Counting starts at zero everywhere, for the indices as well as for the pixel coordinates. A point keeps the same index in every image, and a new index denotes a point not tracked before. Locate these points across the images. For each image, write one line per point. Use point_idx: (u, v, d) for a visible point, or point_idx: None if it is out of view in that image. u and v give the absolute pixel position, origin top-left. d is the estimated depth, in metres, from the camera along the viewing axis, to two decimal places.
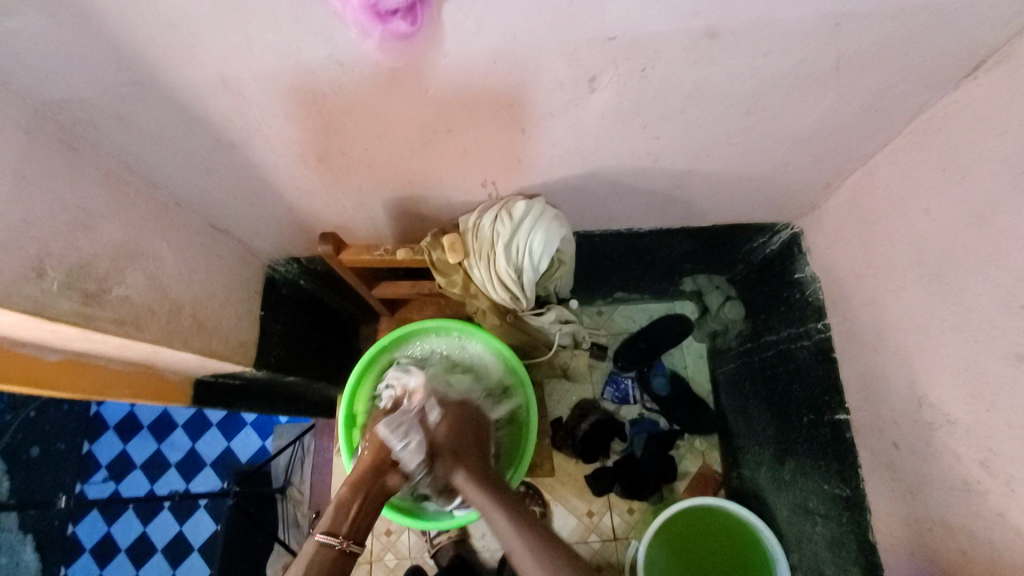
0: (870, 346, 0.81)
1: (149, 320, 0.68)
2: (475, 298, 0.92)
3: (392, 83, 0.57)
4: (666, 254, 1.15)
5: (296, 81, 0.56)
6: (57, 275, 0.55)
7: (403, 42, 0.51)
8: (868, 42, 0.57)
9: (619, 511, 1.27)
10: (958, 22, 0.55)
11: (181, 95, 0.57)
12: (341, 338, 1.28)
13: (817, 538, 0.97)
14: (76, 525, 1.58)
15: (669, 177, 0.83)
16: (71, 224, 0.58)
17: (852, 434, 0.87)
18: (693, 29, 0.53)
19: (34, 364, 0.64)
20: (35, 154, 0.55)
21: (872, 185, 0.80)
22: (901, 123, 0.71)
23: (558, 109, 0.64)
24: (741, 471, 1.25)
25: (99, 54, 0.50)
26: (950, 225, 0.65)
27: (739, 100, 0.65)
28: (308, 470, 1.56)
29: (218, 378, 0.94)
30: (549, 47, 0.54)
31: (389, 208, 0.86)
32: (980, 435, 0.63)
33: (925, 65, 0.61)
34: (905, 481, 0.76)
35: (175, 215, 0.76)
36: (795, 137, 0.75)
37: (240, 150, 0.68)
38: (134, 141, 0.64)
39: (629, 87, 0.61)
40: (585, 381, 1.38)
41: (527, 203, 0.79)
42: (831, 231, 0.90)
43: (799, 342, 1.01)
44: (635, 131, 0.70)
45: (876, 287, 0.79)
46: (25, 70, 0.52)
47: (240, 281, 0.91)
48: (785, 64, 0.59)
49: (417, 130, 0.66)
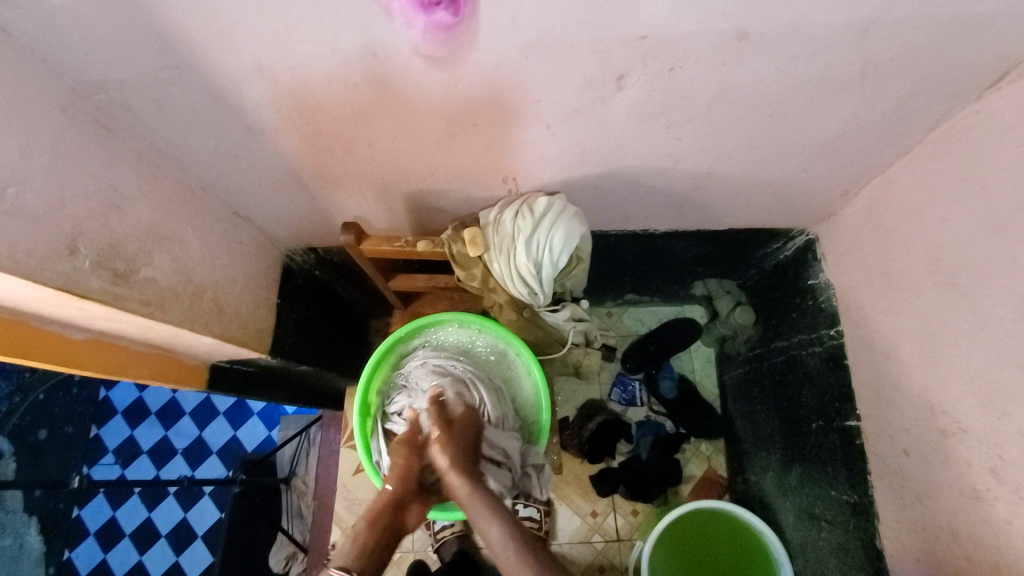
0: (884, 353, 0.82)
1: (172, 302, 0.69)
2: (492, 293, 0.93)
3: (423, 76, 0.58)
4: (679, 256, 1.16)
5: (330, 71, 0.57)
6: (89, 253, 0.56)
7: (444, 33, 0.52)
8: (896, 48, 0.58)
9: (622, 513, 1.27)
10: (983, 33, 0.56)
11: (216, 80, 0.58)
12: (352, 330, 1.29)
13: (823, 545, 0.97)
14: (82, 507, 1.60)
15: (688, 179, 0.84)
16: (102, 203, 0.59)
17: (862, 441, 0.87)
18: (723, 32, 0.54)
19: (59, 341, 0.65)
20: (72, 133, 0.56)
21: (891, 193, 0.80)
22: (922, 132, 0.72)
23: (583, 106, 0.65)
24: (747, 477, 1.25)
25: (139, 36, 0.51)
26: (969, 233, 0.66)
27: (764, 102, 0.66)
28: (314, 462, 1.57)
29: (232, 365, 0.95)
30: (579, 44, 0.54)
31: (409, 201, 0.87)
32: (993, 444, 0.63)
33: (949, 73, 0.62)
34: (915, 488, 0.76)
35: (200, 200, 0.78)
36: (816, 142, 0.75)
37: (268, 138, 0.69)
38: (166, 125, 0.65)
39: (656, 87, 0.62)
40: (594, 381, 1.38)
41: (548, 200, 0.80)
42: (848, 238, 0.90)
43: (810, 348, 1.01)
44: (657, 131, 0.70)
45: (891, 293, 0.80)
46: (67, 49, 0.53)
47: (259, 268, 0.92)
48: (811, 68, 0.60)
49: (443, 123, 0.67)
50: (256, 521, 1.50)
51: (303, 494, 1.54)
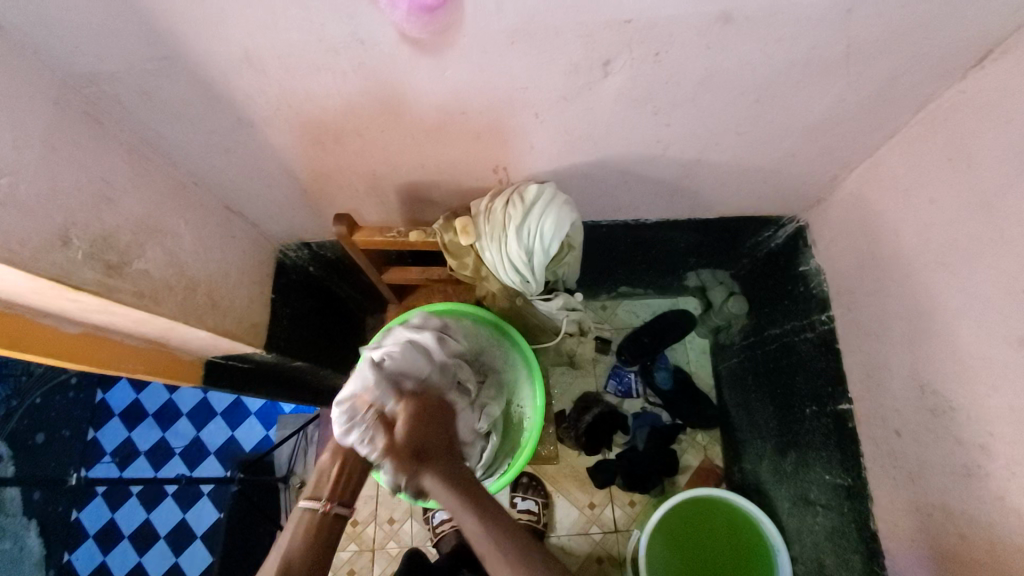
0: (874, 335, 0.82)
1: (166, 294, 0.69)
2: (485, 281, 0.93)
3: (411, 64, 0.59)
4: (672, 247, 1.17)
5: (318, 60, 0.58)
6: (82, 244, 0.56)
7: (430, 16, 0.52)
8: (879, 29, 0.59)
9: (620, 504, 1.29)
10: (964, 13, 0.57)
11: (205, 71, 0.59)
12: (347, 326, 1.29)
13: (818, 529, 0.98)
14: (81, 510, 1.60)
15: (678, 166, 0.84)
16: (94, 195, 0.59)
17: (854, 424, 0.88)
18: (707, 14, 0.54)
19: (54, 335, 0.66)
20: (62, 125, 0.57)
21: (878, 177, 0.81)
22: (907, 114, 0.73)
23: (571, 93, 0.65)
24: (742, 465, 1.26)
25: (128, 27, 0.52)
26: (955, 212, 0.66)
27: (751, 86, 0.66)
28: (313, 459, 1.57)
29: (228, 359, 0.95)
30: (565, 29, 0.55)
31: (401, 193, 0.87)
32: (982, 419, 0.64)
33: (932, 54, 0.63)
34: (906, 467, 0.77)
35: (193, 194, 0.78)
36: (804, 126, 0.76)
37: (259, 130, 0.70)
38: (157, 118, 0.66)
39: (643, 71, 0.62)
40: (590, 372, 1.40)
41: (538, 187, 0.80)
42: (837, 223, 0.91)
43: (802, 335, 1.02)
44: (646, 117, 0.71)
45: (880, 276, 0.81)
46: (57, 41, 0.53)
47: (253, 262, 0.92)
48: (796, 50, 0.61)
49: (432, 112, 0.67)
50: (256, 519, 1.50)
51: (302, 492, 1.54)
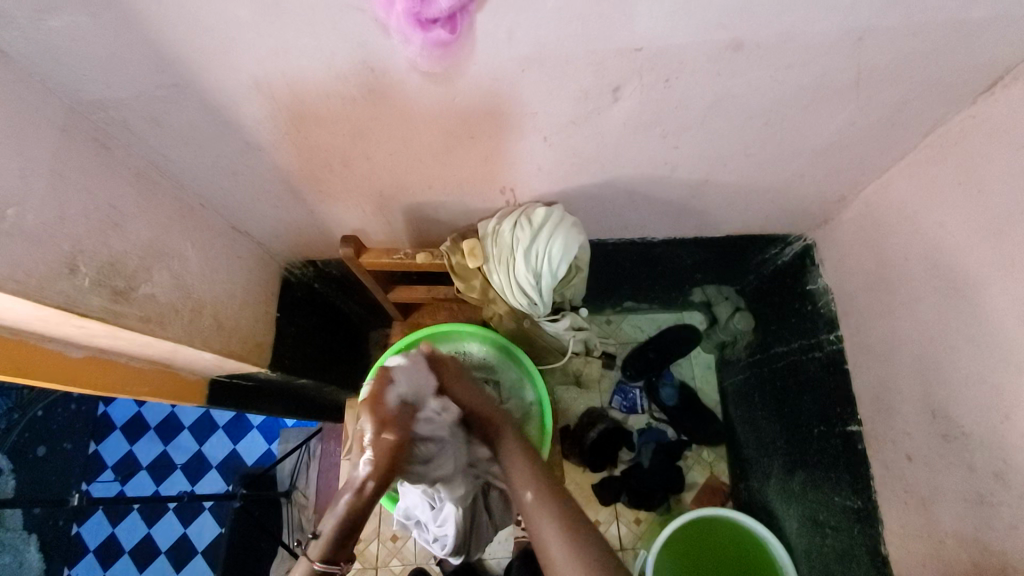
0: (884, 358, 0.82)
1: (173, 318, 0.69)
2: (493, 303, 0.93)
3: (421, 92, 0.59)
4: (677, 264, 1.16)
5: (327, 88, 0.58)
6: (89, 271, 0.56)
7: (441, 50, 0.52)
8: (888, 57, 0.58)
9: (626, 521, 1.26)
10: (972, 43, 0.57)
11: (213, 97, 0.59)
12: (353, 343, 1.29)
13: (827, 551, 0.97)
14: (81, 524, 1.58)
15: (686, 187, 0.84)
16: (102, 222, 0.59)
17: (864, 446, 0.87)
18: (718, 42, 0.54)
19: (59, 360, 0.65)
20: (71, 152, 0.56)
21: (888, 197, 0.80)
22: (917, 137, 0.73)
23: (579, 118, 0.65)
24: (750, 483, 1.24)
25: (138, 55, 0.52)
26: (966, 237, 0.66)
27: (760, 110, 0.66)
28: (313, 476, 1.55)
29: (233, 379, 0.94)
30: (576, 57, 0.55)
31: (407, 214, 0.87)
32: (995, 447, 0.63)
33: (941, 81, 0.63)
34: (919, 492, 0.76)
35: (200, 216, 0.78)
36: (812, 148, 0.76)
37: (267, 153, 0.69)
38: (165, 143, 0.66)
39: (652, 97, 0.62)
40: (594, 390, 1.37)
41: (546, 211, 0.81)
42: (846, 243, 0.91)
43: (810, 354, 1.01)
44: (654, 140, 0.71)
45: (889, 297, 0.80)
46: (63, 69, 0.53)
47: (258, 281, 0.92)
48: (805, 76, 0.61)
49: (441, 136, 0.67)
50: (256, 535, 1.48)
51: (303, 507, 1.53)
